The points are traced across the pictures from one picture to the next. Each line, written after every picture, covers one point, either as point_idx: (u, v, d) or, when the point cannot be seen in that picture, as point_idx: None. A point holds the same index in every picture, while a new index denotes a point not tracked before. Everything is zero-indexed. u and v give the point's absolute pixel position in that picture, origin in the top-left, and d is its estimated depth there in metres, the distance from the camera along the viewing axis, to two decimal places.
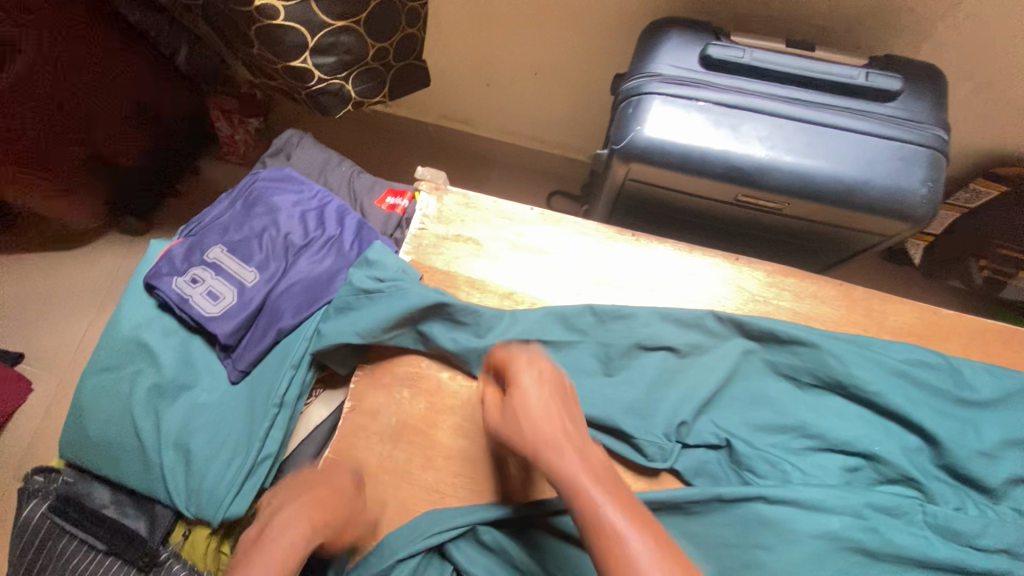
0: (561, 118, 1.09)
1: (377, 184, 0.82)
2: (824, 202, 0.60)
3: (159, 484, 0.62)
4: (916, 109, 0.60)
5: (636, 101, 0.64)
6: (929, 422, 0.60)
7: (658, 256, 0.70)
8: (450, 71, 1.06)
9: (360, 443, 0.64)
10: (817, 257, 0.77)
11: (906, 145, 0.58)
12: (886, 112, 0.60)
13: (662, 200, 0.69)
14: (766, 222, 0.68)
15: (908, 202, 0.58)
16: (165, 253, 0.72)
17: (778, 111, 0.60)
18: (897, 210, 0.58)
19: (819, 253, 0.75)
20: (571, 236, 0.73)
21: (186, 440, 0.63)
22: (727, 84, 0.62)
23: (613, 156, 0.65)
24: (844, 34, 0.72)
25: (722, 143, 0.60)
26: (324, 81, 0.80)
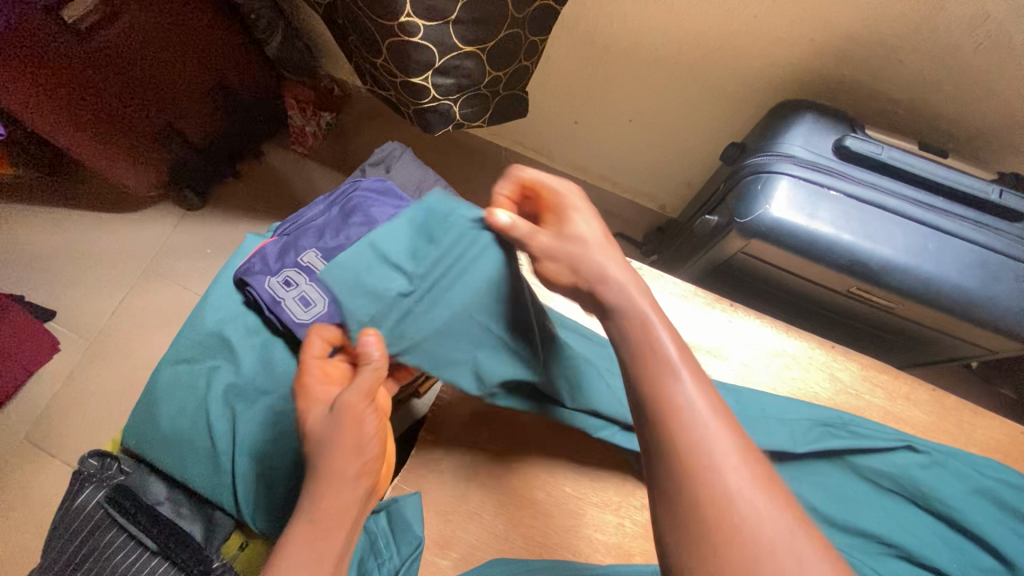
0: (643, 165, 1.09)
1: None
2: (943, 309, 0.60)
3: (226, 488, 0.60)
4: None
5: (765, 178, 0.64)
6: (1012, 549, 0.56)
7: (753, 332, 0.71)
8: (543, 104, 1.06)
9: (434, 476, 0.63)
10: (900, 354, 0.76)
11: None
12: (1014, 231, 0.61)
13: (765, 276, 0.70)
14: (868, 316, 0.68)
15: None
16: (258, 250, 0.71)
17: (910, 213, 0.61)
18: (1013, 329, 0.59)
19: (907, 351, 0.75)
20: (667, 295, 0.73)
21: (258, 450, 0.61)
22: (860, 178, 0.63)
23: (733, 229, 0.65)
24: (963, 142, 0.74)
25: (852, 234, 0.60)
26: (437, 101, 0.80)
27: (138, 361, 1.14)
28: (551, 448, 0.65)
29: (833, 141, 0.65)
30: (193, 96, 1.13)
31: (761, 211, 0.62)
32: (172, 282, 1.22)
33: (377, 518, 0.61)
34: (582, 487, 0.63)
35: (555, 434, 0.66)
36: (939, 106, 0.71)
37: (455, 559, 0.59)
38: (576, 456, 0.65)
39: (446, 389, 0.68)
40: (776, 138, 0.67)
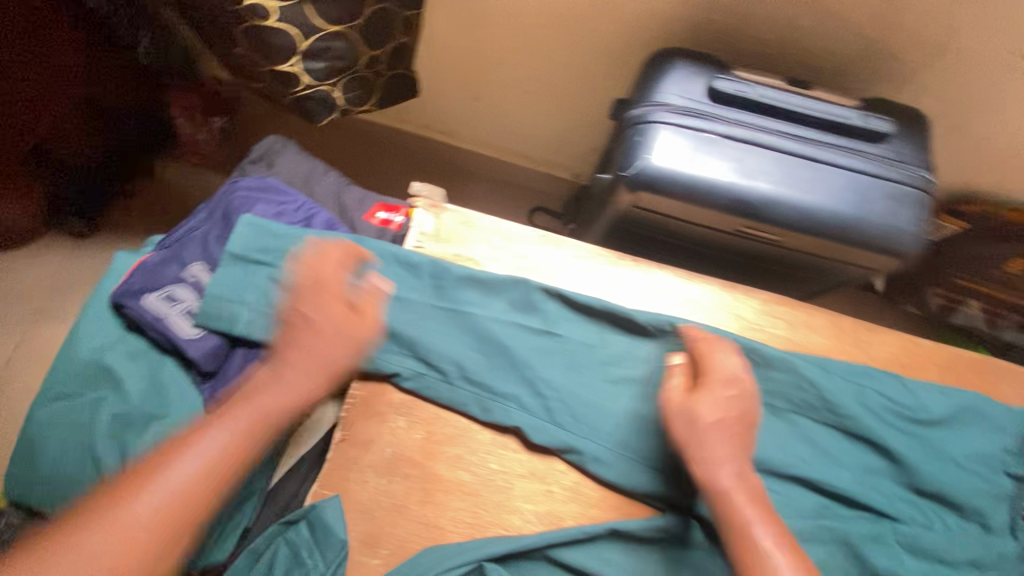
0: (549, 136, 1.08)
1: (367, 198, 0.80)
2: (821, 235, 0.62)
3: None
4: (903, 151, 0.65)
5: (643, 129, 0.64)
6: (894, 444, 0.62)
7: (657, 283, 0.72)
8: (439, 83, 1.03)
9: (353, 477, 0.60)
10: (800, 286, 0.80)
11: (898, 186, 0.62)
12: (880, 152, 0.64)
13: (660, 227, 0.71)
14: (757, 252, 0.70)
15: (900, 238, 0.61)
16: (136, 268, 0.67)
17: (779, 147, 0.63)
18: (890, 246, 0.62)
19: (801, 282, 0.78)
20: (574, 259, 0.73)
21: None
22: (733, 118, 0.65)
23: (620, 183, 0.64)
24: (832, 76, 0.77)
25: (730, 174, 0.62)
26: (312, 88, 0.75)
27: None
28: (472, 429, 0.64)
29: (704, 86, 0.67)
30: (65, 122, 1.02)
31: (643, 161, 0.62)
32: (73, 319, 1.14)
33: (295, 527, 0.59)
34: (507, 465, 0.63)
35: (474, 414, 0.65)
36: (803, 43, 0.73)
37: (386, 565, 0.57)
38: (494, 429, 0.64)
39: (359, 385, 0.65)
40: (653, 87, 0.68)
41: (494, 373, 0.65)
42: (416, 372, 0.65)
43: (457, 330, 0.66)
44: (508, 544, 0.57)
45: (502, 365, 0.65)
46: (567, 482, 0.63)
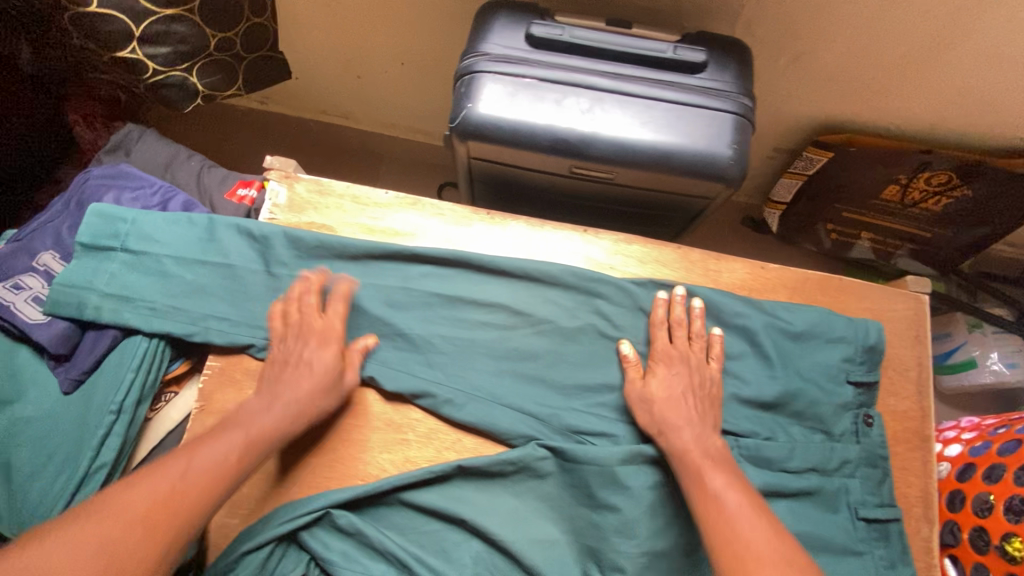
0: (433, 109, 1.33)
1: (228, 179, 1.03)
2: (641, 165, 0.73)
3: None
4: (723, 79, 0.76)
5: (468, 80, 0.74)
6: (745, 370, 0.87)
7: (499, 235, 0.92)
8: (325, 68, 1.27)
9: (182, 451, 0.67)
10: (668, 225, 0.98)
11: (720, 114, 0.73)
12: (695, 82, 0.75)
13: (507, 176, 0.85)
14: (601, 193, 0.85)
15: (721, 167, 0.72)
16: None
17: (597, 85, 0.73)
18: (713, 171, 0.73)
19: (659, 211, 0.90)
20: (431, 220, 0.93)
21: None
22: (549, 62, 0.74)
23: (452, 138, 0.77)
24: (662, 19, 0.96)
25: (549, 120, 0.72)
26: (162, 72, 1.03)
27: None
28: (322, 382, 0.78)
29: (524, 34, 0.77)
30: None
31: (471, 110, 0.73)
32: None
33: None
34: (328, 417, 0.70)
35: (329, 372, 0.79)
36: None
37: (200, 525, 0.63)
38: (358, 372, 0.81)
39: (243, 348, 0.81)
40: (478, 40, 0.77)
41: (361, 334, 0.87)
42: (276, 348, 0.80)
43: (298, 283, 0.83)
44: (353, 491, 0.77)
45: (407, 315, 0.86)
46: (417, 423, 0.83)
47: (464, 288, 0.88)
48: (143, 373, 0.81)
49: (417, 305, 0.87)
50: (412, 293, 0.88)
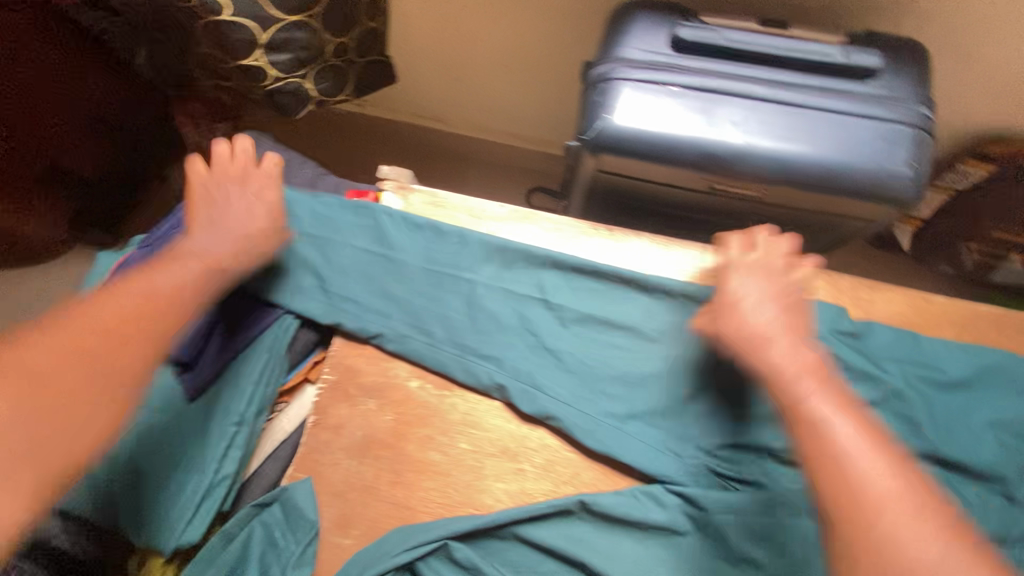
0: (540, 111, 0.99)
1: (342, 183, 0.74)
2: (806, 188, 0.53)
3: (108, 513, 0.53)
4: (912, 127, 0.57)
5: (603, 89, 0.56)
6: None
7: (683, 263, 0.61)
8: (414, 64, 0.95)
9: (325, 459, 0.56)
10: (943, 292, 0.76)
11: None
12: None
13: (639, 192, 0.61)
14: (740, 212, 0.61)
15: None
16: (122, 265, 0.62)
17: (749, 94, 0.53)
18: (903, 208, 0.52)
19: (800, 239, 0.66)
20: (595, 240, 0.63)
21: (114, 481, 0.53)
22: (705, 69, 0.55)
23: (583, 149, 0.57)
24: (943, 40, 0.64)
25: (774, 140, 0.52)
26: (281, 81, 0.71)
27: None
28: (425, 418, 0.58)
29: (668, 37, 0.57)
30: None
31: (602, 125, 0.54)
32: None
33: (269, 511, 0.55)
34: (576, 480, 0.55)
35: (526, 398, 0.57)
36: None
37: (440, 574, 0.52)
38: (566, 442, 0.56)
39: (420, 378, 0.60)
40: (613, 44, 0.58)
41: (477, 301, 0.62)
42: (450, 355, 0.60)
43: (473, 281, 0.62)
44: (471, 522, 0.52)
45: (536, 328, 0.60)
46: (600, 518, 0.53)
47: (591, 305, 0.60)
48: (268, 385, 0.58)
49: (548, 316, 0.61)
50: (580, 325, 0.60)
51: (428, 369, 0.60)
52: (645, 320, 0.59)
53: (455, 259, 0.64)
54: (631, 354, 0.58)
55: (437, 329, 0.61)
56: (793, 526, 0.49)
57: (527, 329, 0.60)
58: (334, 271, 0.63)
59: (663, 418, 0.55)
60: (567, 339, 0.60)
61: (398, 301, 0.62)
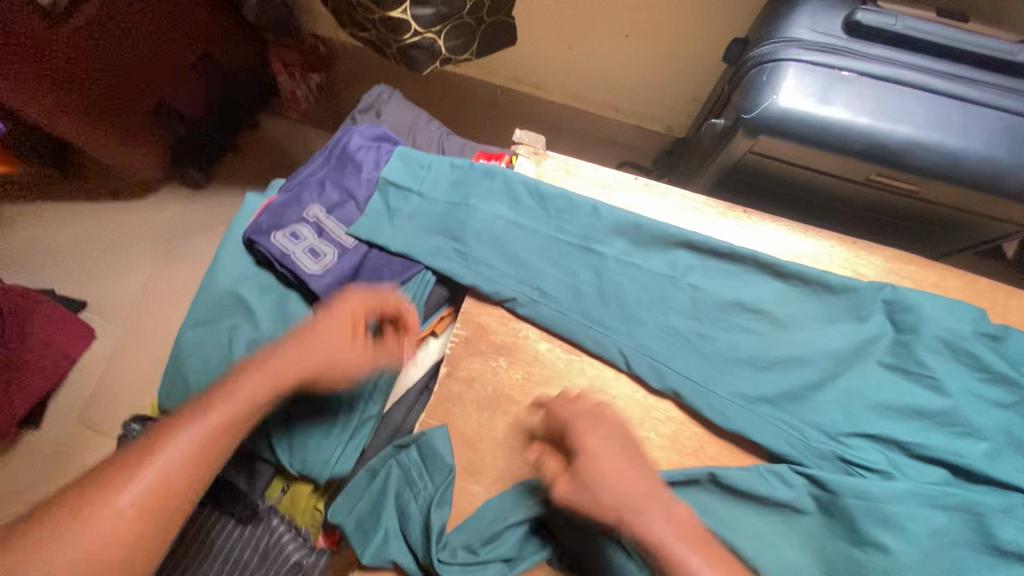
0: (647, 86, 0.98)
1: (468, 146, 0.75)
2: (973, 186, 0.53)
3: (264, 440, 0.58)
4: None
5: (770, 68, 0.55)
6: None
7: (816, 252, 0.62)
8: (528, 28, 0.94)
9: (457, 409, 0.58)
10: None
11: None
12: None
13: (782, 176, 0.61)
14: (884, 205, 0.61)
15: None
16: (265, 206, 0.64)
17: (925, 85, 0.52)
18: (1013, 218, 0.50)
19: (933, 238, 0.65)
20: (728, 224, 0.64)
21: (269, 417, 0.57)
22: (878, 55, 0.54)
23: (740, 127, 0.57)
24: None
25: (948, 135, 0.51)
26: (419, 35, 0.71)
27: (168, 334, 1.13)
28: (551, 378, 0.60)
29: (842, 19, 0.56)
30: (185, 68, 1.03)
31: (768, 103, 0.54)
32: (190, 261, 1.18)
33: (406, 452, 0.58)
34: (701, 453, 0.56)
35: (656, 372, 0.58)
36: None
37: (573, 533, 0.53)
38: (693, 416, 0.57)
39: (548, 341, 0.61)
40: (777, 24, 0.58)
41: (609, 275, 0.62)
42: (579, 323, 0.61)
43: (606, 256, 0.63)
44: None
45: (667, 306, 0.61)
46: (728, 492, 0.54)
47: (723, 287, 0.61)
48: None
49: (681, 297, 0.61)
50: (713, 307, 0.60)
51: (556, 335, 0.61)
52: (778, 305, 0.59)
53: (588, 229, 0.64)
54: (763, 340, 0.59)
55: (569, 298, 0.62)
56: (913, 512, 0.50)
57: (658, 307, 0.61)
58: (470, 232, 0.64)
59: (793, 402, 0.56)
60: (699, 320, 0.60)
61: (531, 268, 0.63)
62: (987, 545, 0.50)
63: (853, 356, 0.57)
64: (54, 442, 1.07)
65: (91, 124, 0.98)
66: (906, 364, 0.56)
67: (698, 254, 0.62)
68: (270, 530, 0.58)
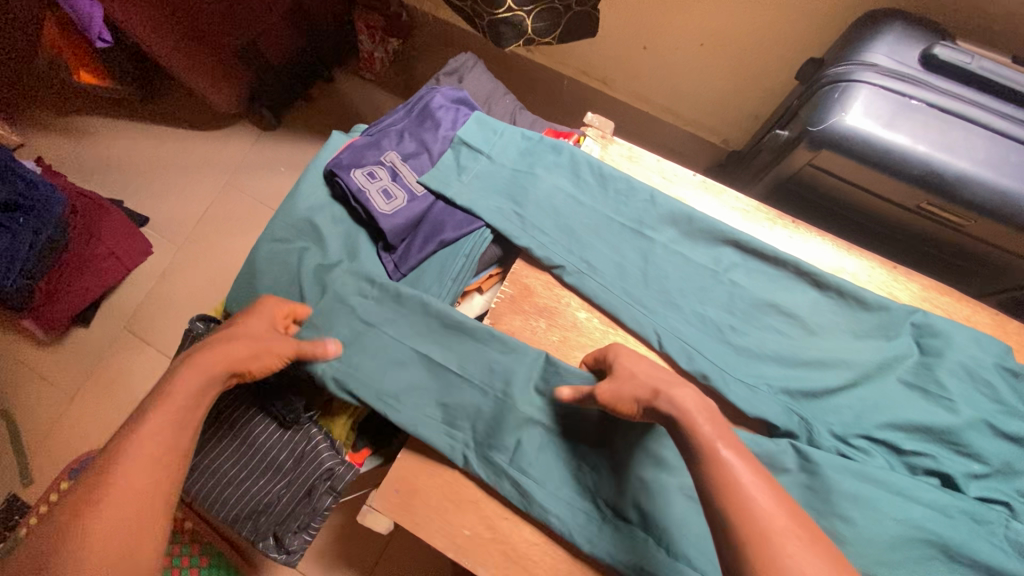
0: (711, 98, 1.01)
1: (538, 122, 0.79)
2: (1019, 228, 0.55)
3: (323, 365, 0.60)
4: None
5: (843, 87, 0.58)
6: None
7: (855, 270, 0.65)
8: (608, 25, 0.98)
9: None
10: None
11: None
12: None
13: (834, 193, 0.64)
14: (929, 235, 0.63)
15: None
16: (347, 145, 0.70)
17: (991, 124, 0.55)
18: None
19: (970, 276, 0.68)
20: (778, 231, 0.67)
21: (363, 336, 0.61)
22: (947, 89, 0.57)
23: (804, 139, 0.60)
24: None
25: (1002, 173, 0.54)
26: (512, 11, 0.76)
27: (219, 260, 1.20)
28: (586, 344, 0.64)
29: (919, 52, 0.59)
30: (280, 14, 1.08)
31: (838, 120, 0.57)
32: (249, 196, 1.25)
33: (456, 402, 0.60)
34: None
35: (684, 355, 0.61)
36: None
37: (584, 460, 0.57)
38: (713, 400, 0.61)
39: (587, 311, 0.65)
40: (858, 48, 0.61)
41: (655, 260, 0.66)
42: (620, 299, 0.64)
43: (655, 243, 0.67)
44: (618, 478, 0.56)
45: (705, 300, 0.64)
46: None
47: (762, 287, 0.64)
48: (460, 283, 0.66)
49: (721, 292, 0.64)
50: (750, 305, 0.64)
51: (597, 306, 0.65)
52: (810, 311, 0.63)
53: (641, 214, 0.68)
54: (792, 343, 0.62)
55: (613, 277, 0.66)
56: (904, 508, 0.54)
57: (697, 298, 0.64)
58: (533, 202, 0.68)
59: (810, 401, 0.60)
60: (734, 316, 0.64)
61: (583, 244, 0.67)
62: (966, 559, 0.53)
63: (873, 369, 0.60)
64: (100, 341, 1.15)
65: (189, 56, 1.04)
66: (922, 385, 0.59)
67: (741, 254, 0.65)
68: (309, 437, 0.64)
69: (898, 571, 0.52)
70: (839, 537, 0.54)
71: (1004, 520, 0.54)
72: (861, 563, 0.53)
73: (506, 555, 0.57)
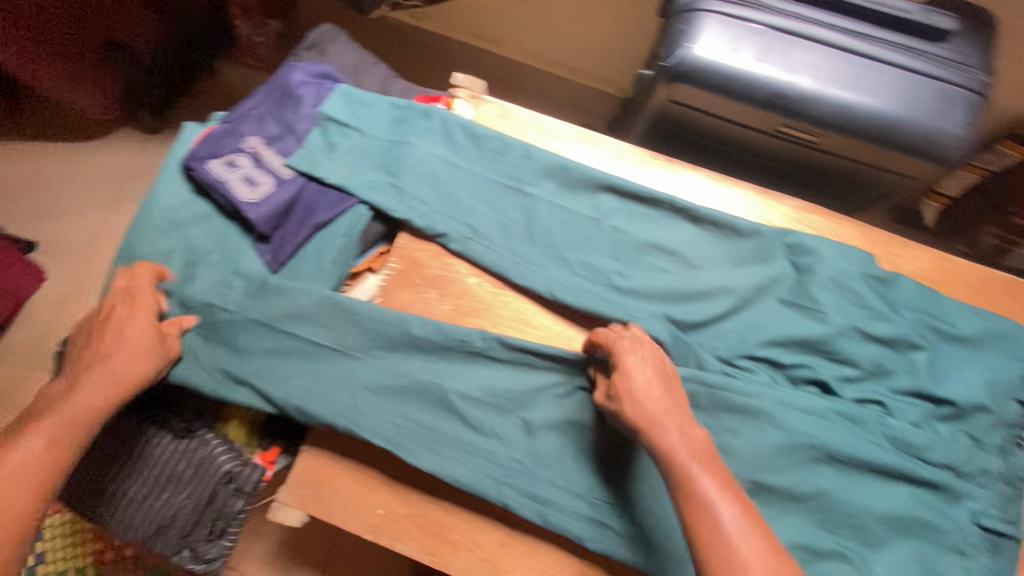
0: (597, 46, 1.00)
1: (412, 89, 0.77)
2: (866, 139, 0.57)
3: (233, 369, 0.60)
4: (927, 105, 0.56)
5: (689, 18, 0.58)
6: None
7: (729, 200, 0.66)
8: None
9: None
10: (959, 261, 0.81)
11: None
12: None
13: (701, 127, 0.65)
14: (793, 157, 0.65)
15: None
16: (203, 135, 0.66)
17: (828, 41, 0.56)
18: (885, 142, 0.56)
19: (839, 193, 0.70)
20: (654, 171, 0.67)
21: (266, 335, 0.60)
22: (785, 10, 0.57)
23: (660, 75, 0.60)
24: None
25: (841, 88, 0.55)
26: None
27: None
28: (477, 308, 0.63)
29: None
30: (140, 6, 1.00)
31: (685, 52, 0.56)
32: None
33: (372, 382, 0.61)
34: None
35: (572, 304, 0.62)
36: None
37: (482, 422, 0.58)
38: None
39: (475, 274, 0.65)
40: None
41: (537, 216, 0.66)
42: (506, 259, 0.64)
43: (536, 198, 0.66)
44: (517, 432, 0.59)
45: (590, 248, 0.65)
46: None
47: (642, 229, 0.65)
48: (343, 265, 0.64)
49: (605, 239, 0.65)
50: (633, 248, 0.64)
51: (485, 269, 0.64)
52: (690, 246, 0.64)
53: (519, 170, 0.67)
54: (676, 279, 0.63)
55: (497, 237, 0.65)
56: (787, 418, 0.57)
57: (583, 247, 0.65)
58: (409, 171, 0.66)
59: (697, 332, 0.61)
60: (619, 260, 0.64)
61: (464, 208, 0.66)
62: (845, 456, 0.56)
63: (751, 293, 0.62)
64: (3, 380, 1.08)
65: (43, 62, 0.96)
66: (797, 301, 0.61)
67: (620, 198, 0.66)
68: (205, 443, 0.62)
69: (782, 476, 0.56)
70: (728, 452, 0.56)
71: (878, 417, 0.58)
72: (750, 473, 0.55)
73: (420, 525, 0.57)
